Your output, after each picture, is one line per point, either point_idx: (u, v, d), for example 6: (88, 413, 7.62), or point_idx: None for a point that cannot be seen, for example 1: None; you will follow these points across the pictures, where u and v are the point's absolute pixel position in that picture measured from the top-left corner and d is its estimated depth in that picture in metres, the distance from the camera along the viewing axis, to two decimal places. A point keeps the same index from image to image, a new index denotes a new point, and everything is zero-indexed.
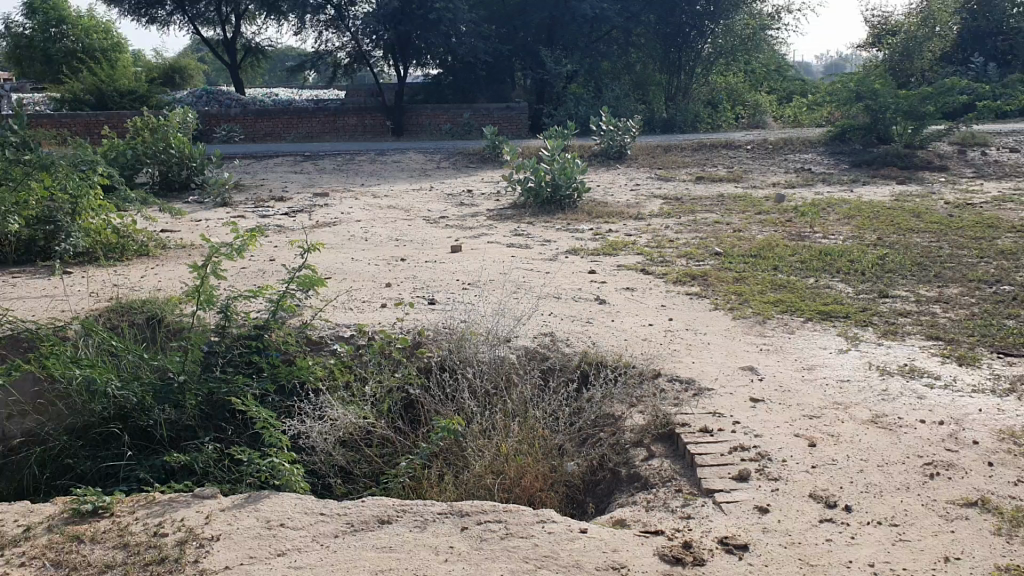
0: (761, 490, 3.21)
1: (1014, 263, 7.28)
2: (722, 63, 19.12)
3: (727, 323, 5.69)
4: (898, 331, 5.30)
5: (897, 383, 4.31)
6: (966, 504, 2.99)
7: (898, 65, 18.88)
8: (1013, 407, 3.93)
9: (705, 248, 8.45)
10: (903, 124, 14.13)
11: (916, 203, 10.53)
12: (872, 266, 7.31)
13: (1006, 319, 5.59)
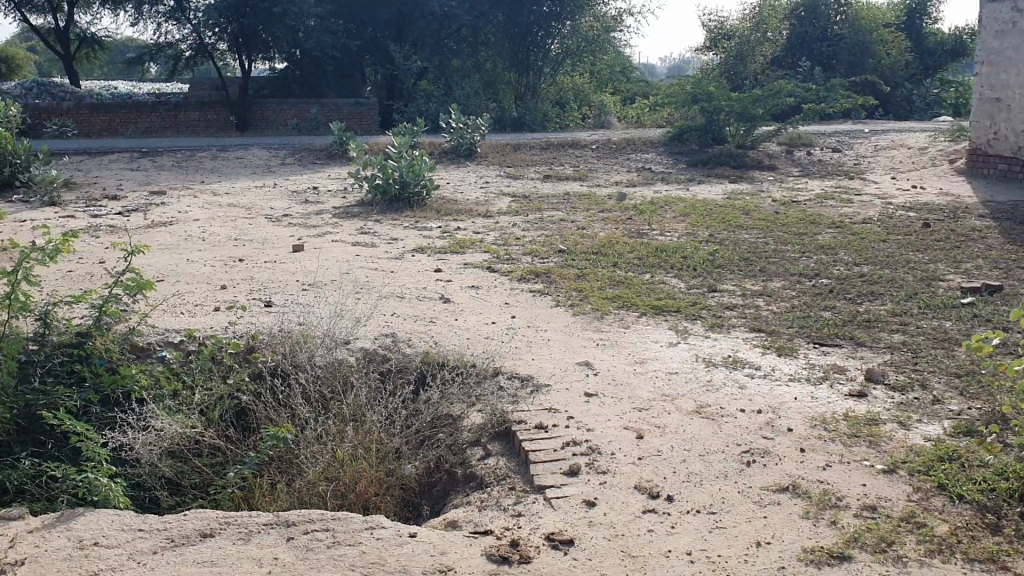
0: (589, 484, 3.28)
1: (832, 257, 7.73)
2: (569, 63, 19.47)
3: (566, 319, 5.78)
4: (724, 324, 5.53)
5: (721, 374, 4.50)
6: (778, 490, 3.14)
7: (733, 68, 19.68)
8: (824, 394, 4.17)
9: (549, 246, 8.57)
10: (736, 125, 14.75)
11: (746, 200, 11.03)
12: (704, 262, 7.61)
13: (822, 310, 5.93)
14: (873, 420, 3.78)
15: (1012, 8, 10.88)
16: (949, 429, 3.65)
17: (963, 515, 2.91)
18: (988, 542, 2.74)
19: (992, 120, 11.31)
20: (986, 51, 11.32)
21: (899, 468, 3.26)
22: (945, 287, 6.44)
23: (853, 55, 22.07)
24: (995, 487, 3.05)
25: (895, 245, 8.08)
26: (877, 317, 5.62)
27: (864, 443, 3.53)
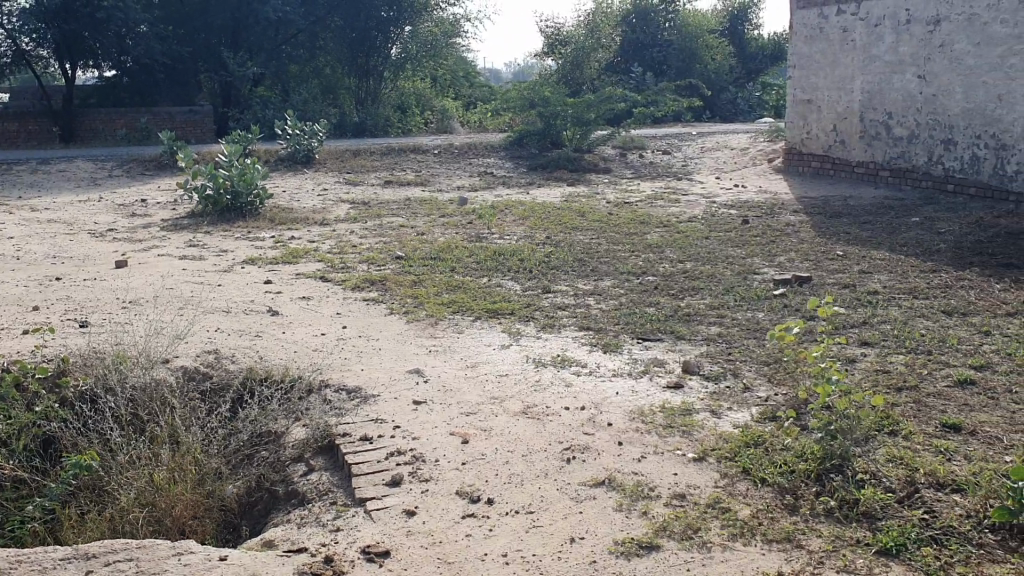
0: (411, 493, 3.25)
1: (659, 255, 7.99)
2: (409, 67, 19.35)
3: (400, 326, 5.72)
4: (555, 324, 5.62)
5: (549, 373, 4.56)
6: (594, 484, 3.21)
7: (570, 74, 20.06)
8: (644, 387, 4.30)
9: (385, 253, 8.49)
10: (572, 129, 15.05)
11: (582, 203, 11.28)
12: (539, 264, 7.72)
13: (648, 306, 6.12)
14: (688, 409, 3.93)
15: (819, 15, 11.58)
16: (757, 415, 3.83)
17: (764, 498, 3.06)
18: (786, 523, 2.89)
19: (805, 121, 11.99)
20: (798, 55, 12.01)
21: (709, 455, 3.40)
22: (760, 280, 6.77)
23: (681, 61, 22.94)
24: (794, 468, 3.22)
25: (717, 242, 8.44)
26: (697, 310, 5.84)
27: (678, 433, 3.66)
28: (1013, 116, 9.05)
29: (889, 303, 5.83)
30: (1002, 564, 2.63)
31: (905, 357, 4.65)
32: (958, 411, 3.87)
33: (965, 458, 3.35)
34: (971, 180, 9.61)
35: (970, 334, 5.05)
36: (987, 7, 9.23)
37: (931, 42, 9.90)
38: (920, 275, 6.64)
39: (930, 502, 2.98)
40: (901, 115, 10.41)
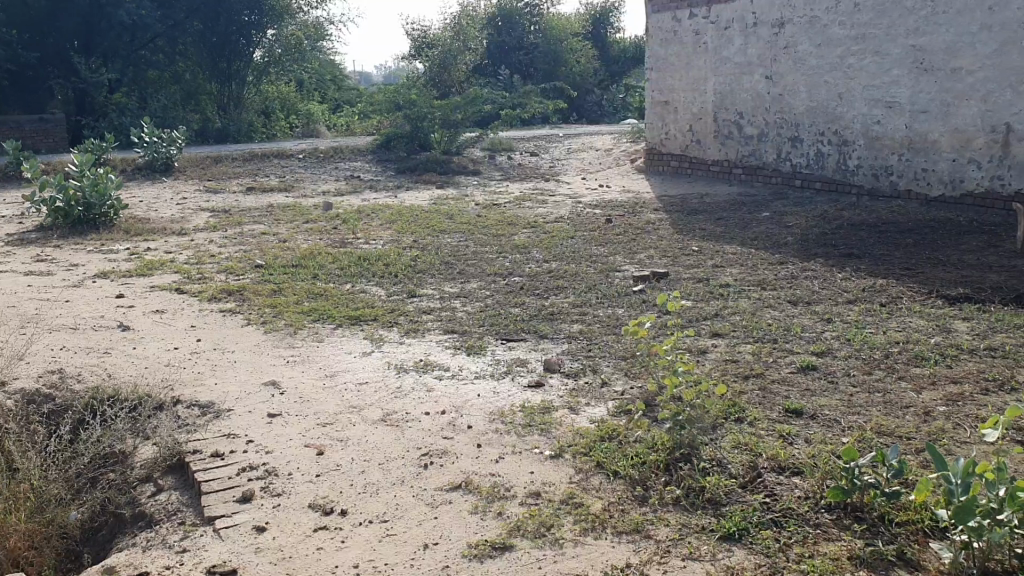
0: (261, 509, 3.16)
1: (525, 256, 8.04)
2: (273, 71, 18.93)
3: (257, 337, 5.56)
4: (419, 329, 5.57)
5: (410, 379, 4.52)
6: (450, 488, 3.20)
7: (437, 76, 19.91)
8: (506, 388, 4.31)
9: (245, 262, 8.25)
10: (440, 132, 14.98)
11: (450, 205, 11.29)
12: (404, 268, 7.66)
13: (512, 307, 6.15)
14: (547, 407, 3.96)
15: (672, 18, 11.93)
16: (612, 409, 3.90)
17: (615, 491, 3.12)
18: (636, 514, 2.95)
19: (662, 121, 12.32)
20: (654, 58, 12.34)
21: (565, 451, 3.43)
22: (621, 277, 6.92)
23: (547, 62, 23.06)
24: (646, 460, 3.30)
25: (581, 241, 8.55)
26: (559, 310, 5.90)
27: (535, 432, 3.68)
28: (852, 113, 9.50)
29: (741, 295, 6.05)
30: (835, 542, 2.76)
31: (753, 346, 4.83)
32: (801, 396, 4.04)
33: (806, 441, 3.50)
34: (817, 175, 10.05)
35: (814, 322, 5.29)
36: (826, 10, 9.67)
37: (777, 43, 10.33)
38: (769, 267, 6.93)
39: (771, 485, 3.10)
40: (751, 114, 10.82)
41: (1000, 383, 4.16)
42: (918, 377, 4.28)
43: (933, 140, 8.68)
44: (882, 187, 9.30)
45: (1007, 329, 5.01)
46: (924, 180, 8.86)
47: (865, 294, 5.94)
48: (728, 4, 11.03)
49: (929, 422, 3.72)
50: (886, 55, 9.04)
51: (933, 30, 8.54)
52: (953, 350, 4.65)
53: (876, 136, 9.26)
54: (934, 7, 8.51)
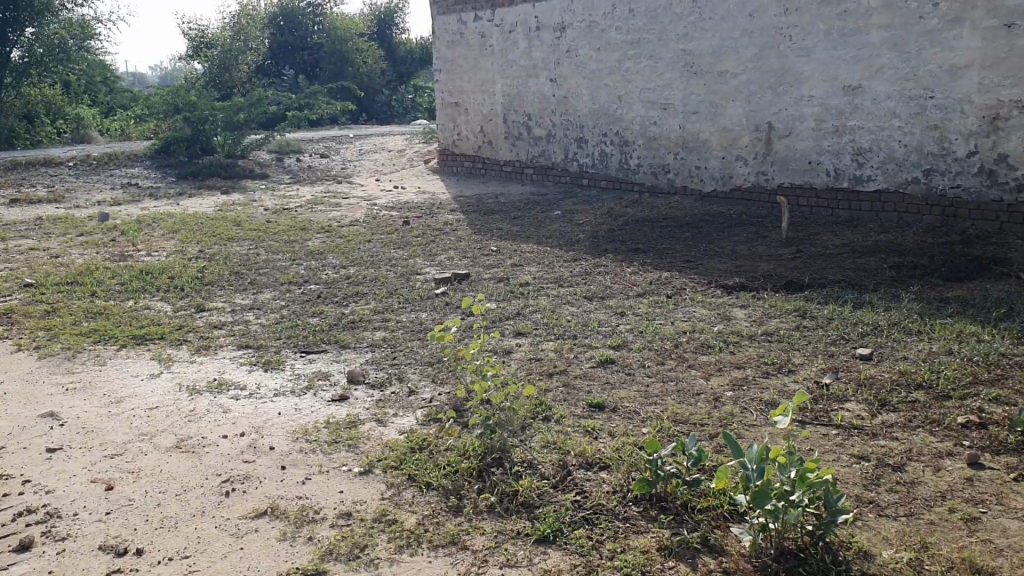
0: (44, 556, 2.88)
1: (321, 263, 7.84)
2: (35, 73, 17.36)
3: (30, 364, 5.09)
4: (211, 345, 5.30)
5: (205, 401, 4.28)
6: (255, 516, 3.04)
7: (218, 77, 19.11)
8: (309, 403, 4.17)
9: (11, 281, 7.57)
10: (223, 134, 14.43)
11: (238, 211, 10.85)
12: (192, 280, 7.27)
13: (310, 317, 5.96)
14: (352, 422, 3.86)
15: (457, 21, 12.01)
16: (421, 418, 3.86)
17: (429, 503, 3.08)
18: (451, 525, 2.92)
19: (454, 123, 12.41)
20: (442, 60, 12.40)
21: (374, 466, 3.35)
22: (420, 280, 6.88)
23: (334, 64, 22.76)
24: (457, 468, 3.28)
25: (378, 245, 8.44)
26: (360, 317, 5.78)
27: (341, 448, 3.58)
28: (632, 114, 9.91)
29: (540, 293, 6.16)
30: (644, 535, 2.84)
31: (555, 343, 4.92)
32: (602, 390, 4.15)
33: (610, 435, 3.59)
34: (602, 173, 10.41)
35: (609, 316, 5.46)
36: (603, 15, 10.03)
37: (559, 47, 10.63)
38: (564, 264, 7.10)
39: (580, 482, 3.16)
40: (539, 115, 11.07)
41: (778, 366, 4.44)
42: (706, 364, 4.50)
43: (706, 139, 9.19)
44: (662, 185, 9.75)
45: (781, 314, 5.37)
46: (699, 176, 9.36)
47: (654, 287, 6.20)
48: (510, 7, 11.22)
49: (719, 407, 3.91)
50: (660, 59, 9.48)
51: (701, 35, 9.04)
52: (735, 337, 4.93)
53: (654, 136, 9.70)
54: (701, 13, 9.01)
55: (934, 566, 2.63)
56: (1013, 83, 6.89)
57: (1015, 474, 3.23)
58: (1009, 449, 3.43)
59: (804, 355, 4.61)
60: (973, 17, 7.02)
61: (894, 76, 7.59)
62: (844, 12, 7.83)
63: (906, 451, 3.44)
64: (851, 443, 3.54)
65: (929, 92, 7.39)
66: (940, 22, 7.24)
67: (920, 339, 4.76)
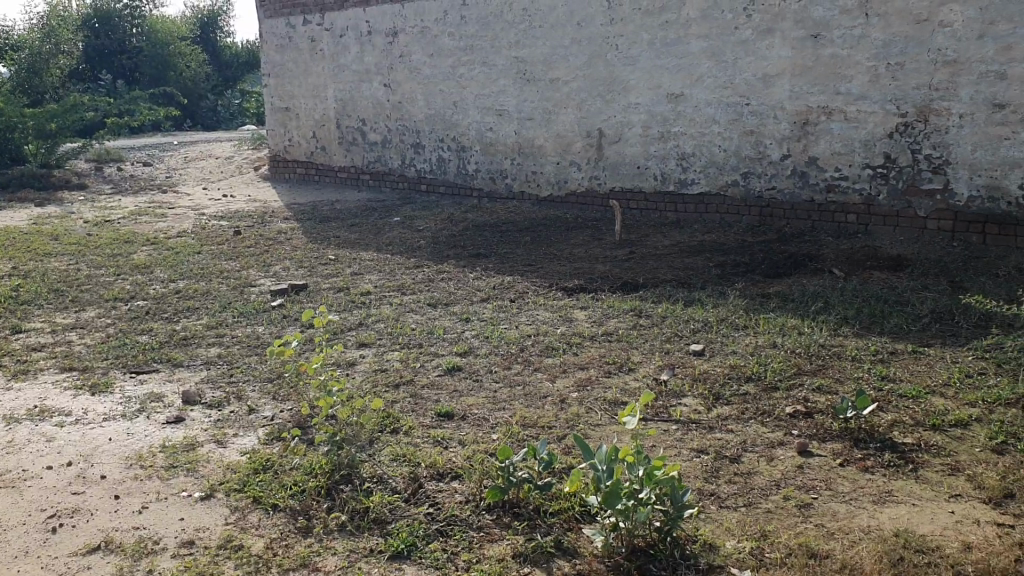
0: None
1: (148, 277, 7.46)
2: None
3: None
4: (29, 369, 4.94)
5: (25, 431, 3.98)
6: (87, 552, 2.85)
7: (27, 82, 17.63)
8: (142, 427, 3.95)
9: None
10: (35, 143, 13.46)
11: (54, 224, 10.19)
12: (5, 300, 6.76)
13: (139, 335, 5.67)
14: (190, 444, 3.68)
15: (286, 25, 11.73)
16: (263, 437, 3.73)
17: (276, 526, 2.97)
18: (301, 547, 2.83)
19: (285, 128, 12.12)
20: (270, 64, 12.10)
21: (216, 491, 3.21)
22: (257, 292, 6.66)
23: (154, 68, 21.67)
24: (305, 487, 3.18)
25: (209, 256, 8.11)
26: (192, 333, 5.53)
27: (179, 473, 3.41)
28: (467, 120, 9.96)
29: (382, 302, 6.08)
30: (499, 543, 2.84)
31: (400, 353, 4.87)
32: (450, 398, 4.14)
33: (459, 443, 3.58)
34: (439, 179, 10.41)
35: (453, 323, 5.46)
36: (434, 21, 10.04)
37: (391, 52, 10.56)
38: (405, 271, 7.04)
39: (433, 494, 3.13)
40: (372, 121, 10.96)
41: (619, 365, 4.55)
42: (551, 367, 4.57)
43: (539, 144, 9.35)
44: (498, 190, 9.85)
45: (618, 314, 5.51)
46: (534, 182, 9.51)
47: (496, 291, 6.23)
48: (340, 12, 11.05)
49: (565, 409, 3.97)
50: (492, 66, 9.58)
51: (532, 42, 9.19)
52: (577, 338, 5.02)
53: (489, 142, 9.79)
54: (531, 20, 9.16)
55: (774, 554, 2.75)
56: (820, 91, 7.33)
57: (839, 459, 3.43)
58: (833, 435, 3.64)
59: (642, 353, 4.75)
60: (782, 28, 7.43)
61: (714, 84, 7.95)
62: (666, 22, 8.13)
63: (741, 442, 3.60)
64: (690, 438, 3.67)
65: (746, 99, 7.77)
66: (753, 33, 7.62)
67: (748, 334, 5.00)
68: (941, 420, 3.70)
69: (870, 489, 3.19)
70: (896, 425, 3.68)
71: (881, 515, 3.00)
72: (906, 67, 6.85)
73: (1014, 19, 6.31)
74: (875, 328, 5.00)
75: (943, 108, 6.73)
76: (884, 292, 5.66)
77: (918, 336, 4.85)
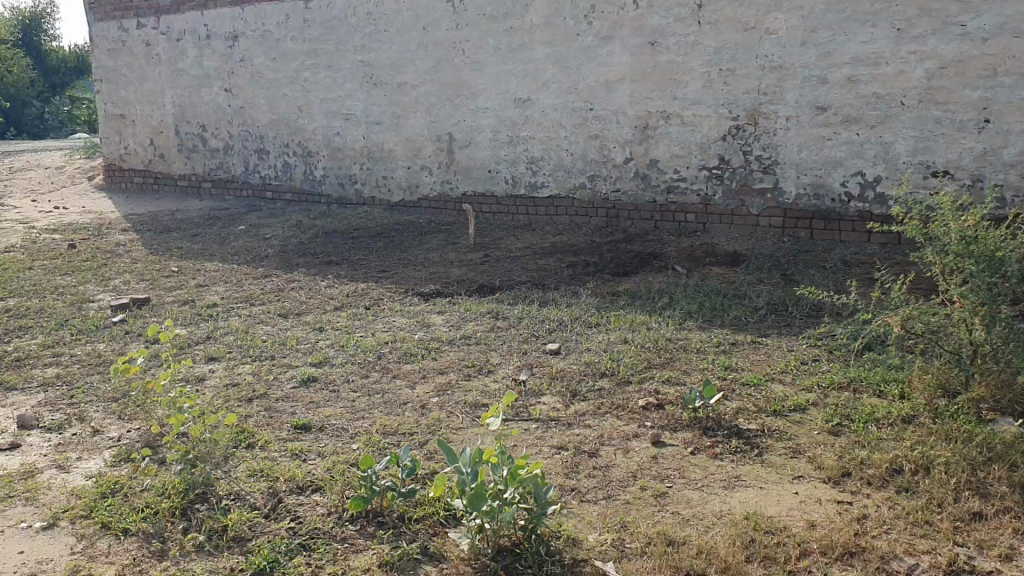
0: None
1: None
2: None
3: None
4: None
5: None
6: None
7: None
8: None
9: None
10: None
11: None
12: None
13: None
14: (29, 471, 3.47)
15: (118, 27, 11.21)
16: (110, 459, 3.55)
17: (127, 551, 2.84)
18: (157, 572, 2.72)
19: (119, 135, 11.59)
20: (101, 69, 11.54)
21: (60, 519, 3.04)
22: (96, 308, 6.34)
23: None
24: (157, 509, 3.05)
25: (40, 272, 7.65)
26: (26, 353, 5.21)
27: (18, 502, 3.21)
28: (313, 125, 9.79)
29: (230, 314, 5.90)
30: (364, 553, 2.81)
31: (251, 365, 4.73)
32: (306, 410, 4.06)
33: (319, 455, 3.51)
34: (285, 186, 10.19)
35: (306, 333, 5.35)
36: (276, 25, 9.82)
37: (231, 57, 10.26)
38: (254, 281, 6.86)
39: (293, 508, 3.06)
40: (213, 127, 10.62)
41: (478, 367, 4.58)
42: (409, 372, 4.55)
43: (388, 149, 9.30)
44: (348, 196, 9.73)
45: (475, 317, 5.55)
46: (383, 187, 9.45)
47: (350, 299, 6.16)
48: (176, 15, 10.65)
49: (425, 415, 3.96)
50: (338, 70, 9.46)
51: (377, 47, 9.13)
52: (435, 343, 5.02)
53: (336, 147, 9.66)
54: (376, 25, 9.09)
55: (634, 545, 2.83)
56: (658, 96, 7.60)
57: (691, 448, 3.56)
58: (684, 425, 3.78)
59: (500, 355, 4.79)
60: (622, 35, 7.67)
61: (558, 89, 8.11)
62: (510, 28, 8.25)
63: (598, 437, 3.69)
64: (550, 435, 3.73)
65: (589, 104, 7.97)
66: (594, 39, 7.83)
67: (600, 331, 5.13)
68: (781, 406, 3.90)
69: (720, 475, 3.33)
70: (741, 413, 3.86)
71: (731, 499, 3.14)
72: (737, 72, 7.19)
73: (831, 27, 6.73)
74: (718, 321, 5.23)
75: (772, 111, 7.10)
76: (723, 286, 5.92)
77: (756, 327, 5.10)
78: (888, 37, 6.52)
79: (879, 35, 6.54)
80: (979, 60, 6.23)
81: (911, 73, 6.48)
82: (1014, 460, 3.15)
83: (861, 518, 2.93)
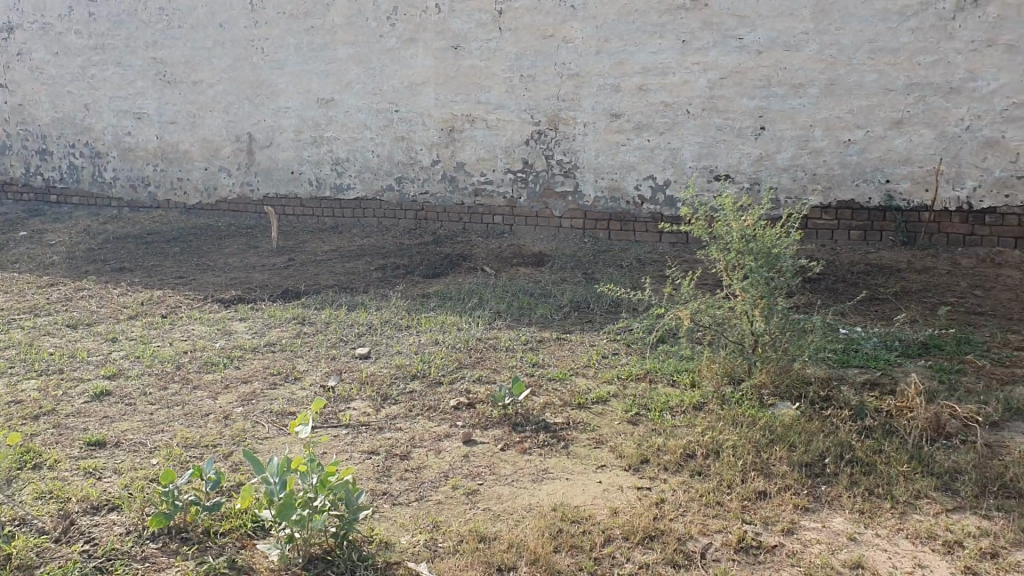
0: None
1: None
2: None
3: None
4: None
5: None
6: None
7: None
8: None
9: None
10: None
11: None
12: None
13: None
14: None
15: None
16: None
17: None
18: None
19: None
20: None
21: None
22: None
23: None
24: None
25: None
26: None
27: None
28: (101, 124, 9.24)
29: (10, 326, 5.48)
30: (166, 572, 2.69)
31: (36, 381, 4.42)
32: (99, 426, 3.83)
33: (114, 472, 3.33)
34: (72, 189, 9.58)
35: (97, 344, 5.05)
36: (57, 17, 9.21)
37: (7, 50, 9.53)
38: (38, 291, 6.40)
39: (87, 530, 2.90)
40: None
41: (284, 375, 4.48)
42: (211, 383, 4.38)
43: (184, 149, 8.92)
44: (141, 199, 9.25)
45: (280, 323, 5.42)
46: (179, 190, 9.05)
47: (146, 307, 5.86)
48: None
49: (229, 426, 3.83)
50: (128, 68, 8.98)
51: (170, 43, 8.74)
52: (238, 351, 4.87)
53: (128, 147, 9.17)
54: (168, 21, 8.71)
55: (446, 543, 2.86)
56: (462, 100, 7.69)
57: (500, 445, 3.64)
58: (494, 423, 3.85)
59: (307, 362, 4.70)
60: (424, 38, 7.72)
61: (362, 91, 8.05)
62: (312, 27, 8.11)
63: (410, 440, 3.69)
64: (360, 441, 3.70)
65: (394, 106, 7.96)
66: (398, 41, 7.83)
67: (409, 333, 5.13)
68: (585, 399, 4.05)
69: (528, 470, 3.42)
70: (547, 408, 3.98)
71: (539, 492, 3.23)
72: (537, 78, 7.38)
73: (623, 36, 7.04)
74: (524, 319, 5.34)
75: (570, 117, 7.33)
76: (529, 286, 6.06)
77: (561, 325, 5.25)
78: (674, 48, 6.90)
79: (666, 46, 6.91)
80: (755, 71, 6.69)
81: (695, 83, 6.89)
82: (793, 441, 3.41)
83: (659, 503, 3.08)
